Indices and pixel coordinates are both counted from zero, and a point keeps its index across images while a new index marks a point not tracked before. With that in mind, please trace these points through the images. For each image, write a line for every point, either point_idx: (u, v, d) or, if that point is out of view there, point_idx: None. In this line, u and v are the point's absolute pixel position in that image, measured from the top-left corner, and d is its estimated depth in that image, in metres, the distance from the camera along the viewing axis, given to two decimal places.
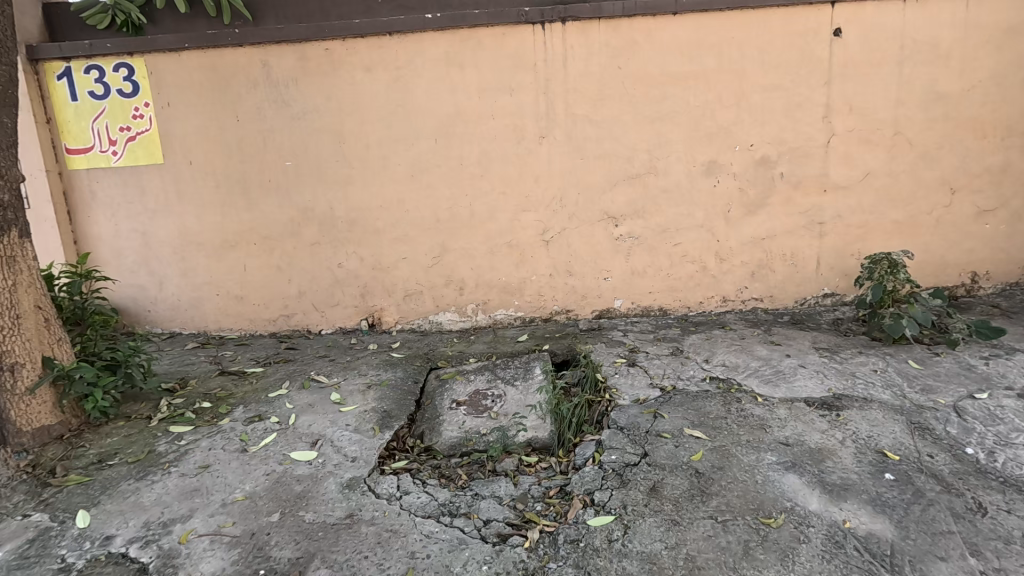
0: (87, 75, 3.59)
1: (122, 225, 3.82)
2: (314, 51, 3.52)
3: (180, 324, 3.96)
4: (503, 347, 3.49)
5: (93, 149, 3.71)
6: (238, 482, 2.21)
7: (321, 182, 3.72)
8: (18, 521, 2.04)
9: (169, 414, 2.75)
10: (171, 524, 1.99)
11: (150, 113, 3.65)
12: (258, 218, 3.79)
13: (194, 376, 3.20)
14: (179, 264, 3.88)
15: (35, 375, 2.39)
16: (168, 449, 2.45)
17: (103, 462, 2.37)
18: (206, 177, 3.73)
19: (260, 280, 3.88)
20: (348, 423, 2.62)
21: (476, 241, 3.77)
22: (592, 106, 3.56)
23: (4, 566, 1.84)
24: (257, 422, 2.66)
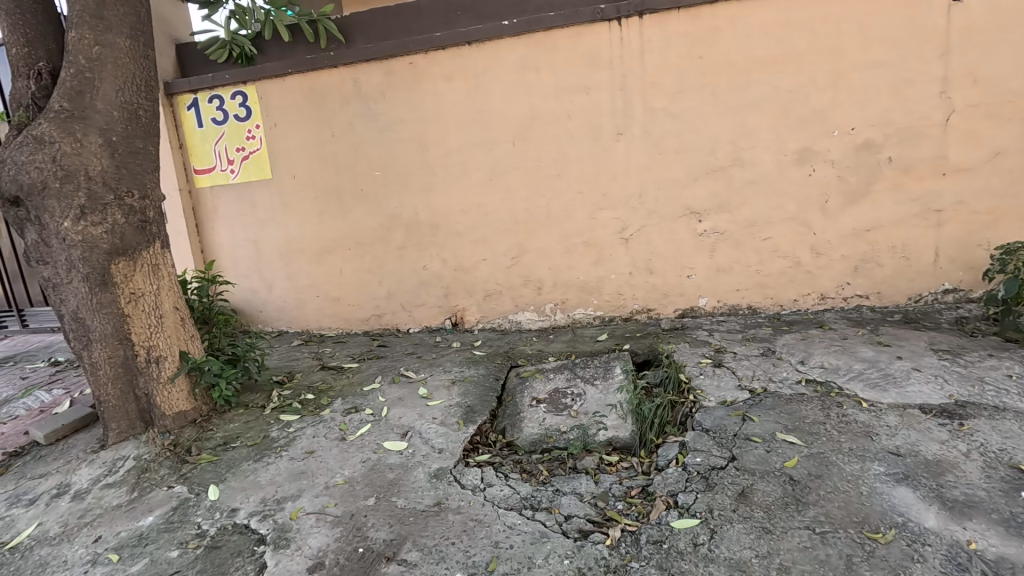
0: (211, 103, 4.08)
1: (239, 235, 4.30)
2: (400, 66, 3.75)
3: (286, 323, 4.38)
4: (582, 346, 3.49)
5: (215, 169, 4.20)
6: (338, 467, 2.42)
7: (407, 189, 3.95)
8: (164, 491, 2.37)
9: (280, 404, 3.06)
10: (284, 501, 2.22)
11: (260, 134, 4.07)
12: (351, 225, 4.09)
13: (300, 370, 3.53)
14: (285, 269, 4.29)
15: (174, 367, 2.77)
16: (279, 435, 2.73)
17: (228, 443, 2.69)
18: (307, 189, 4.10)
19: (354, 283, 4.19)
20: (435, 416, 2.76)
21: (553, 241, 3.80)
22: (671, 98, 3.46)
23: (154, 528, 2.16)
24: (353, 413, 2.88)
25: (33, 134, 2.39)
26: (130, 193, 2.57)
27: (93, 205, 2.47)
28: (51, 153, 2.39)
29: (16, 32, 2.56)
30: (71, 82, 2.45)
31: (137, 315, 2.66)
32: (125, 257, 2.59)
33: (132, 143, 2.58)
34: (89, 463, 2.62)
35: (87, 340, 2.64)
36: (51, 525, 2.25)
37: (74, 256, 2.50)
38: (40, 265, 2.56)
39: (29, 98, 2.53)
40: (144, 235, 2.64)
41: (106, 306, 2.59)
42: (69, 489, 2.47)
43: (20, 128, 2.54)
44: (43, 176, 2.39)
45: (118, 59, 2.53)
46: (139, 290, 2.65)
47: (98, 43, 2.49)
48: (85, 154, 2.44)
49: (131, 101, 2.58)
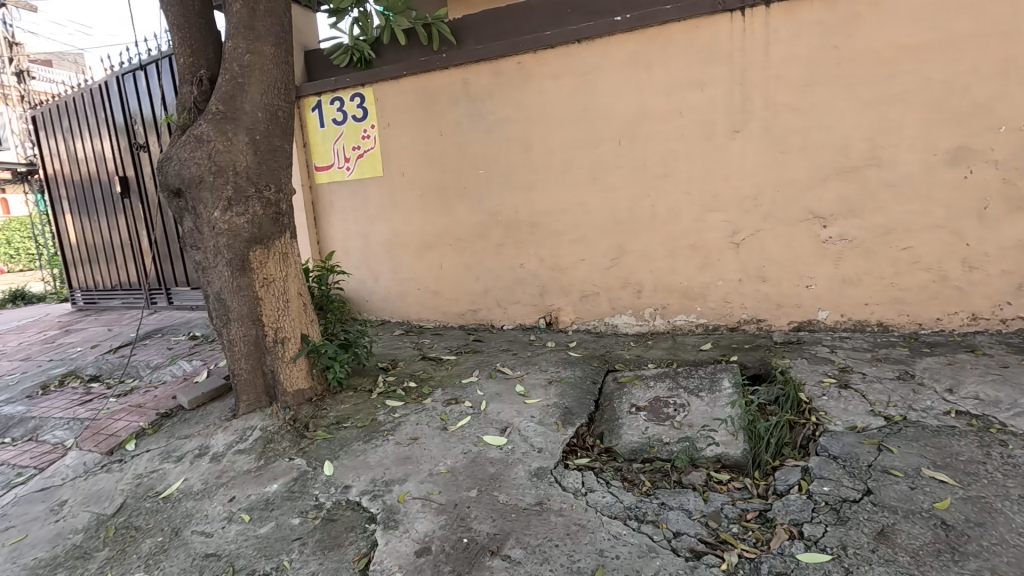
0: (332, 105, 4.40)
1: (351, 228, 4.60)
2: (508, 66, 3.79)
3: (388, 312, 4.62)
4: (684, 355, 3.33)
5: (333, 166, 4.52)
6: (441, 456, 2.50)
7: (509, 187, 3.99)
8: (286, 462, 2.58)
9: (385, 389, 3.22)
10: (392, 483, 2.33)
11: (374, 134, 4.32)
12: (453, 221, 4.21)
13: (402, 359, 3.70)
14: (390, 262, 4.52)
15: (296, 348, 3.01)
16: (386, 419, 2.88)
17: (340, 423, 2.87)
18: (414, 186, 4.28)
19: (453, 277, 4.31)
20: (533, 415, 2.76)
21: (657, 244, 3.66)
22: (798, 93, 3.19)
23: (279, 495, 2.35)
24: (454, 404, 2.96)
25: (194, 133, 2.70)
26: (268, 187, 2.82)
27: (238, 198, 2.73)
28: (208, 150, 2.68)
29: (184, 44, 2.91)
30: (226, 87, 2.74)
31: (269, 298, 2.92)
32: (261, 245, 2.85)
33: (272, 142, 2.83)
34: (223, 429, 2.91)
35: (227, 319, 2.93)
36: (195, 482, 2.53)
37: (221, 243, 2.78)
38: (193, 250, 2.88)
39: (191, 102, 2.86)
40: (278, 225, 2.89)
41: (244, 289, 2.87)
42: (208, 451, 2.77)
43: (183, 129, 2.88)
44: (200, 171, 2.69)
45: (264, 65, 2.79)
46: (271, 276, 2.91)
47: (249, 51, 2.76)
48: (234, 151, 2.70)
49: (273, 103, 2.82)
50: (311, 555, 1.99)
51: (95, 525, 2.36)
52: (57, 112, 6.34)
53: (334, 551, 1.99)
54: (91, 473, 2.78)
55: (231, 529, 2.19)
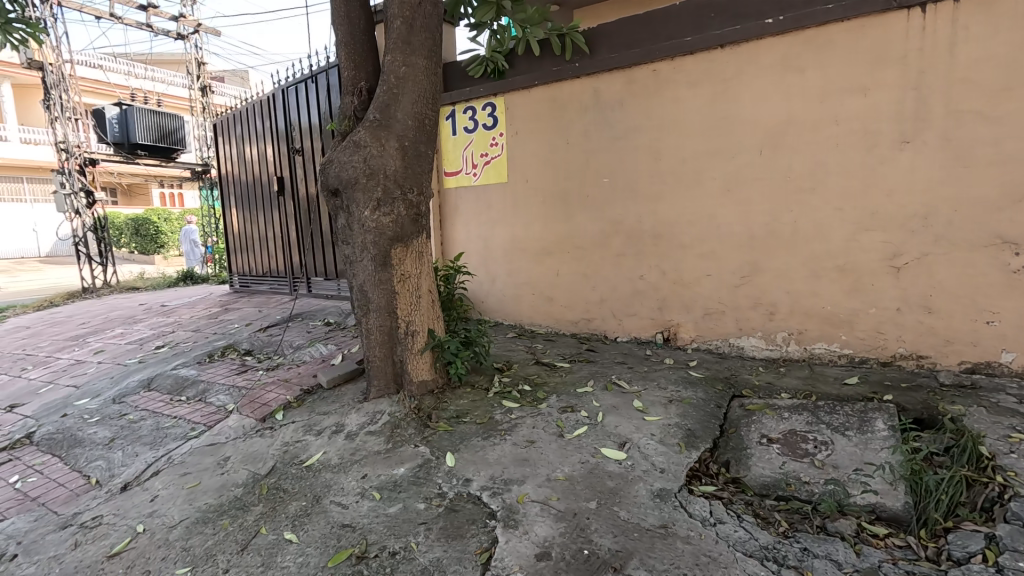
0: (465, 114, 4.66)
1: (473, 231, 4.81)
2: (643, 74, 3.73)
3: (502, 314, 4.74)
4: (824, 387, 3.01)
5: (461, 172, 4.78)
6: (558, 462, 2.49)
7: (633, 197, 3.91)
8: (411, 448, 2.73)
9: (501, 389, 3.30)
10: (510, 483, 2.36)
11: (502, 141, 4.48)
12: (573, 229, 4.22)
13: (516, 361, 3.77)
14: (507, 265, 4.64)
15: (423, 341, 3.20)
16: (503, 419, 2.94)
17: (460, 417, 2.98)
18: (536, 193, 4.36)
19: (569, 284, 4.31)
20: (653, 433, 2.66)
21: (797, 263, 3.36)
22: (991, 98, 2.75)
23: (406, 479, 2.49)
24: (569, 412, 2.95)
25: (353, 139, 2.98)
26: (412, 190, 3.03)
27: (386, 199, 2.96)
28: (364, 155, 2.94)
29: (350, 59, 3.23)
30: (383, 97, 2.99)
31: (404, 292, 3.13)
32: (401, 243, 3.06)
33: (418, 148, 3.03)
34: (356, 410, 3.16)
35: (367, 309, 3.19)
36: (332, 455, 2.78)
37: (368, 239, 3.03)
38: (343, 245, 3.18)
39: (352, 111, 3.17)
40: (417, 226, 3.09)
41: (383, 283, 3.10)
42: (343, 429, 3.02)
43: (343, 135, 3.19)
44: (356, 173, 2.96)
45: (416, 77, 3.00)
46: (407, 272, 3.12)
47: (405, 64, 2.99)
48: (386, 156, 2.94)
49: (422, 112, 3.03)
50: (436, 541, 2.08)
51: (252, 483, 2.68)
52: (232, 120, 7.36)
53: (457, 541, 2.06)
54: (248, 435, 3.16)
55: (364, 504, 2.36)
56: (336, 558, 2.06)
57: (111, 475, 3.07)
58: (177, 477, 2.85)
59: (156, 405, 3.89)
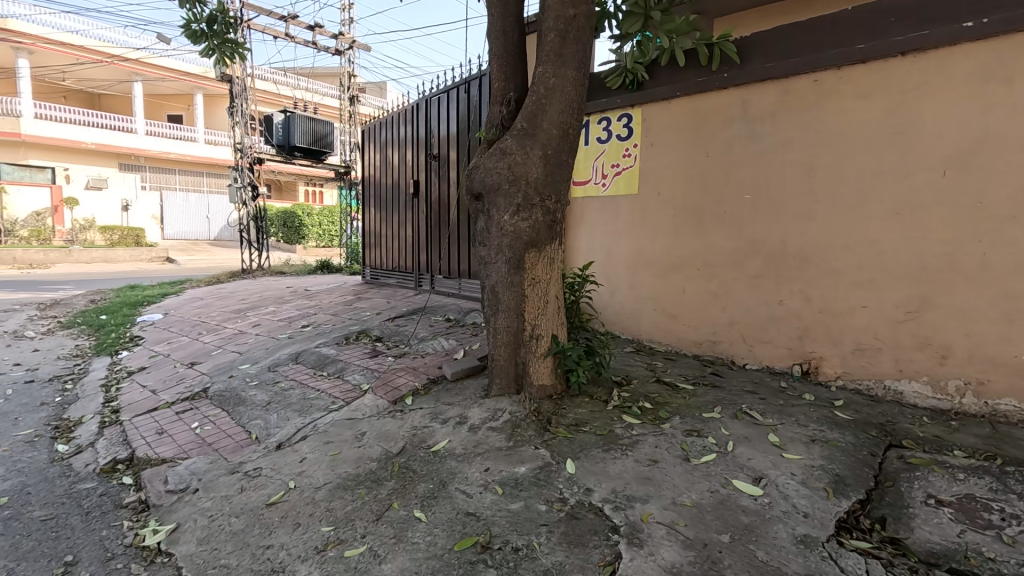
0: (600, 125, 4.70)
1: (597, 241, 4.80)
2: (802, 85, 3.47)
3: (620, 327, 4.67)
4: (1012, 450, 2.55)
5: (590, 182, 4.82)
6: (684, 487, 2.38)
7: (779, 216, 3.64)
8: (531, 450, 2.77)
9: (621, 403, 3.24)
10: (634, 501, 2.31)
11: (636, 152, 4.42)
12: (706, 246, 4.03)
13: (636, 377, 3.68)
14: (629, 278, 4.56)
15: (546, 345, 3.25)
16: (624, 433, 2.89)
17: (579, 426, 2.98)
18: (668, 206, 4.24)
19: (696, 303, 4.12)
20: (794, 472, 2.44)
21: (982, 302, 2.89)
22: None
23: (529, 478, 2.54)
24: (695, 437, 2.81)
25: (500, 147, 3.12)
26: (550, 197, 3.09)
27: (526, 204, 3.06)
28: (509, 162, 3.06)
29: (501, 71, 3.40)
30: (531, 106, 3.09)
31: (533, 296, 3.21)
32: (535, 248, 3.15)
33: (560, 157, 3.08)
34: (478, 405, 3.29)
35: (496, 310, 3.30)
36: (457, 445, 2.92)
37: (504, 243, 3.15)
38: (479, 246, 3.33)
39: (499, 120, 3.32)
40: (551, 232, 3.15)
41: (514, 286, 3.20)
42: (466, 421, 3.15)
43: (489, 143, 3.35)
44: (500, 179, 3.09)
45: (565, 87, 3.06)
46: (538, 277, 3.19)
47: (555, 75, 3.06)
48: (529, 163, 3.04)
49: (567, 122, 3.08)
50: (558, 544, 2.10)
51: (385, 459, 2.91)
52: (377, 127, 8.08)
53: (580, 549, 2.06)
54: (381, 415, 3.43)
55: (487, 497, 2.45)
56: (462, 543, 2.16)
57: (268, 434, 3.51)
58: (322, 444, 3.17)
59: (303, 377, 4.38)
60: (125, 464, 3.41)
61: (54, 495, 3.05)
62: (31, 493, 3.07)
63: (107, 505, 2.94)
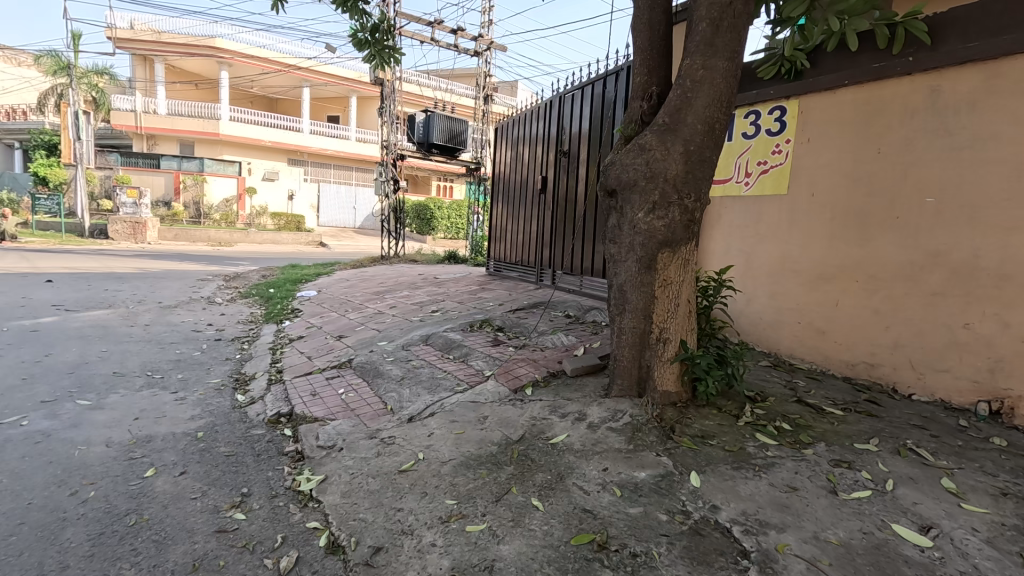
0: (746, 119, 4.38)
1: (735, 245, 4.50)
2: (1016, 67, 2.88)
3: (756, 339, 4.32)
4: None
5: (730, 180, 4.53)
6: (829, 522, 2.14)
7: (971, 224, 3.07)
8: (652, 456, 2.68)
9: (754, 420, 3.00)
10: (767, 527, 2.12)
11: (788, 149, 4.05)
12: (868, 255, 3.54)
13: (773, 394, 3.37)
14: (771, 287, 4.20)
15: (674, 350, 3.12)
16: (757, 453, 2.67)
17: (705, 439, 2.81)
18: (823, 209, 3.82)
19: (852, 320, 3.65)
20: (976, 528, 2.06)
21: None
22: None
23: (649, 485, 2.47)
24: (845, 469, 2.50)
25: (639, 142, 3.03)
26: (690, 196, 2.94)
27: (662, 202, 2.94)
28: (647, 158, 2.96)
29: (643, 64, 3.30)
30: (675, 100, 2.95)
31: (663, 298, 3.08)
32: (669, 248, 3.02)
33: (703, 153, 2.91)
34: (598, 404, 3.25)
35: (622, 309, 3.23)
36: (575, 440, 2.92)
37: (637, 241, 3.06)
38: (609, 243, 3.27)
39: (639, 115, 3.24)
40: (688, 232, 3.00)
41: (644, 286, 3.10)
42: (585, 418, 3.14)
43: (626, 139, 3.28)
44: (636, 176, 3.00)
45: (714, 79, 2.87)
46: (670, 279, 3.06)
47: (703, 67, 2.89)
48: (669, 160, 2.90)
49: (714, 116, 2.89)
50: (680, 558, 2.01)
51: (505, 444, 3.01)
52: (509, 125, 8.35)
53: (703, 567, 1.96)
54: (503, 401, 3.57)
55: (605, 496, 2.42)
56: (579, 539, 2.17)
57: (401, 407, 3.84)
58: (448, 422, 3.38)
59: (432, 357, 4.72)
60: (287, 417, 3.96)
61: (235, 436, 3.65)
62: (219, 432, 3.70)
63: (272, 450, 3.44)
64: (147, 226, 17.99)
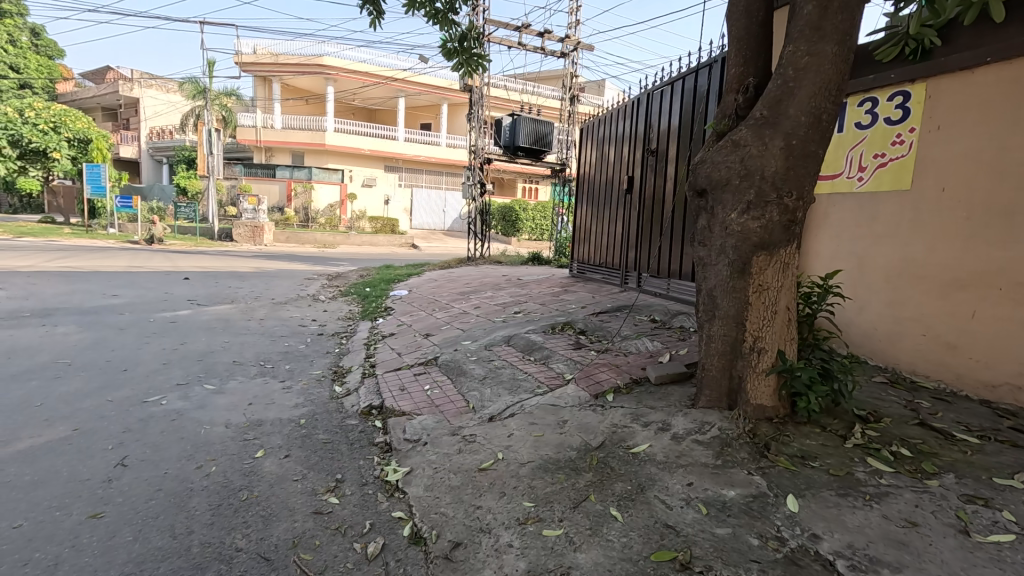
0: (861, 107, 3.97)
1: (845, 246, 4.08)
2: None
3: (869, 351, 3.88)
4: None
5: (841, 175, 4.11)
6: (957, 567, 1.86)
7: None
8: (744, 474, 2.50)
9: (864, 443, 2.69)
10: (879, 566, 1.90)
11: (912, 138, 3.59)
12: (1015, 259, 3.04)
13: (889, 415, 3.00)
14: (888, 293, 3.75)
15: (770, 361, 2.89)
16: (867, 480, 2.39)
17: (805, 460, 2.57)
18: (955, 206, 3.34)
19: (993, 333, 3.15)
20: None
21: None
22: None
23: (738, 506, 2.30)
24: (980, 506, 2.16)
25: (732, 138, 2.83)
26: (791, 194, 2.70)
27: (759, 202, 2.73)
28: (742, 155, 2.76)
29: (739, 55, 3.09)
30: (775, 91, 2.73)
31: (758, 305, 2.86)
32: (765, 251, 2.79)
33: (807, 147, 2.66)
34: (684, 414, 3.09)
35: (712, 315, 3.04)
36: (658, 451, 2.81)
37: (729, 243, 2.87)
38: (698, 246, 3.10)
39: (733, 110, 3.04)
40: (788, 234, 2.76)
41: (737, 291, 2.90)
42: (669, 428, 3.00)
43: (719, 135, 3.09)
44: (729, 174, 2.81)
45: (822, 66, 2.62)
46: (766, 284, 2.84)
47: (809, 53, 2.64)
48: (767, 156, 2.69)
49: (820, 106, 2.64)
50: None
51: (584, 450, 2.97)
52: (595, 125, 8.23)
53: None
54: (583, 406, 3.52)
55: (689, 513, 2.30)
56: (660, 555, 2.08)
57: (482, 406, 3.92)
58: (527, 424, 3.40)
59: (514, 358, 4.77)
60: (378, 410, 4.21)
61: (332, 425, 3.94)
62: (319, 420, 4.02)
63: (364, 441, 3.67)
64: (264, 230, 20.01)
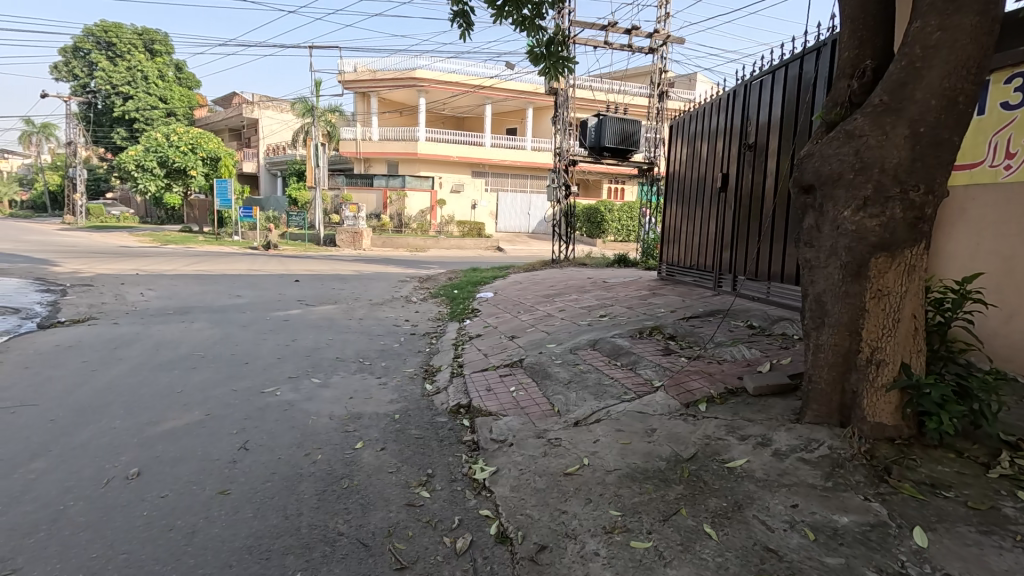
0: (1008, 85, 3.45)
1: (987, 245, 3.55)
2: None
3: (1017, 367, 3.35)
4: None
5: (982, 164, 3.58)
6: None
7: None
8: (859, 500, 2.26)
9: (1014, 474, 2.34)
10: None
11: None
12: None
13: None
14: None
15: (892, 375, 2.58)
16: (1017, 518, 2.09)
17: (937, 488, 2.28)
18: None
19: None
20: None
21: None
22: None
23: (853, 535, 2.09)
24: None
25: (845, 128, 2.56)
26: (917, 187, 2.40)
27: (878, 197, 2.45)
28: (857, 146, 2.50)
29: (854, 37, 2.80)
30: (897, 74, 2.44)
31: (877, 312, 2.56)
32: (886, 252, 2.50)
33: (939, 134, 2.36)
34: (787, 429, 2.85)
35: (820, 323, 2.77)
36: (757, 468, 2.62)
37: (841, 244, 2.60)
38: (804, 246, 2.83)
39: (846, 97, 2.76)
40: (914, 232, 2.46)
41: (850, 296, 2.62)
42: (770, 444, 2.78)
43: (829, 125, 2.81)
44: (842, 167, 2.55)
45: (957, 41, 2.30)
46: (887, 288, 2.54)
47: (941, 28, 2.34)
48: (888, 146, 2.41)
49: (955, 87, 2.32)
50: None
51: (675, 461, 2.84)
52: (686, 121, 7.87)
53: None
54: (673, 415, 3.38)
55: (794, 538, 2.13)
56: None
57: (568, 410, 3.91)
58: (614, 430, 3.33)
59: (599, 363, 4.70)
60: (465, 408, 4.34)
61: (424, 421, 4.13)
62: (411, 416, 4.23)
63: (453, 438, 3.81)
64: (363, 235, 21.49)
